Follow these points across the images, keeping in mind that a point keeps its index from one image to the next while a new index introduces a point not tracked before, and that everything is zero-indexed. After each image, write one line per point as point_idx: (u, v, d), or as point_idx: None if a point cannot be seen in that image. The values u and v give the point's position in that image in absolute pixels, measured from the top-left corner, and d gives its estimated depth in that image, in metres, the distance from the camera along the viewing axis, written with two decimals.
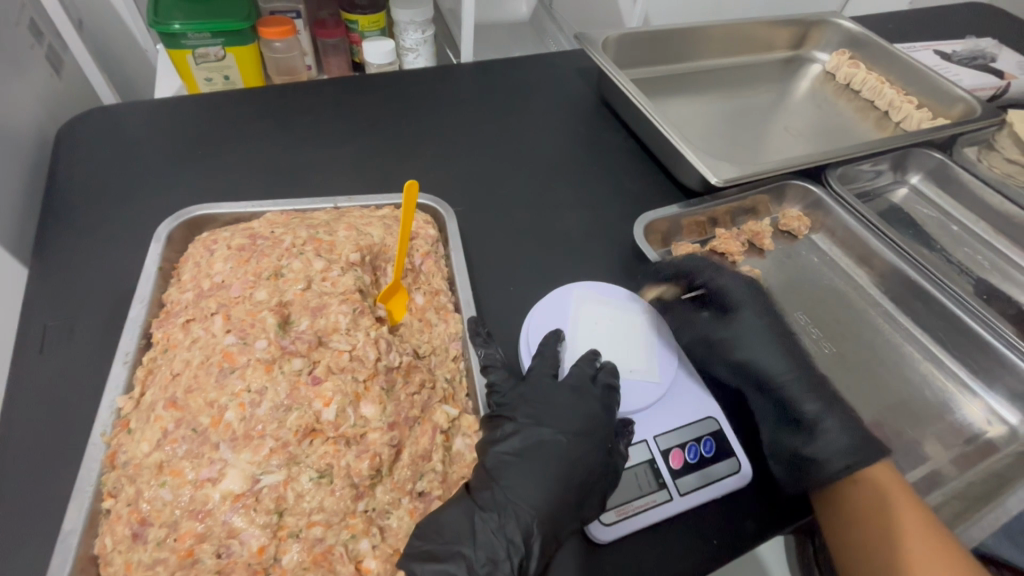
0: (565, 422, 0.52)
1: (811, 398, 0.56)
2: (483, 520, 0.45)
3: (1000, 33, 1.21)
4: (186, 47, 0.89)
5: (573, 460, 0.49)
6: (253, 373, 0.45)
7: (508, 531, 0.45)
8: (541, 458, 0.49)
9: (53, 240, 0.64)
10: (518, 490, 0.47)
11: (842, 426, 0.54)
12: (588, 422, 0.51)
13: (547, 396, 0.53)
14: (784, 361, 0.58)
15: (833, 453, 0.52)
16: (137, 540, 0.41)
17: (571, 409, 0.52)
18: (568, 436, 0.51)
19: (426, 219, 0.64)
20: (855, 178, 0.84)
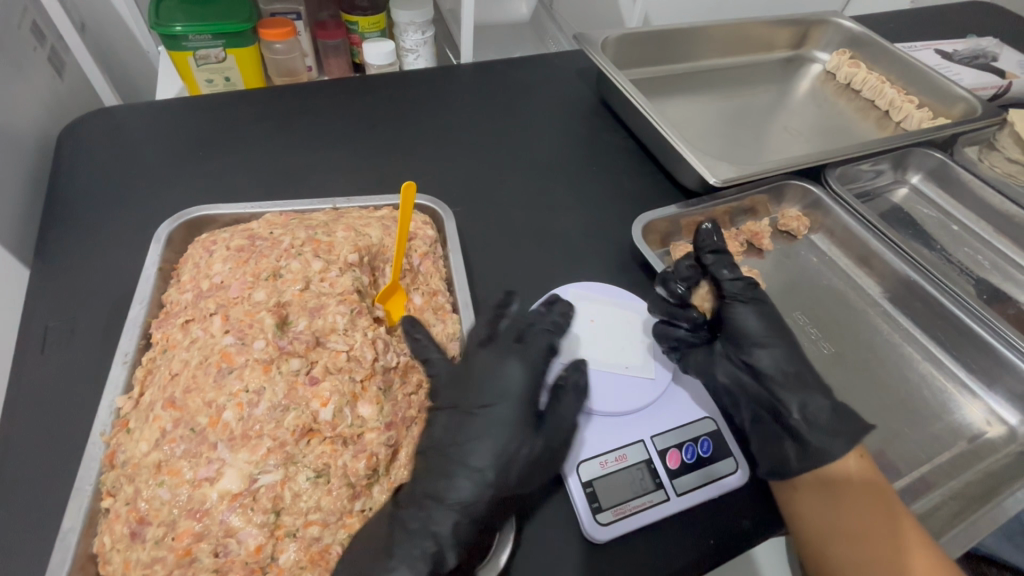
0: (482, 392, 0.49)
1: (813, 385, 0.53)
2: (403, 520, 0.45)
3: (1003, 32, 1.21)
4: (187, 49, 0.89)
5: (493, 440, 0.47)
6: (251, 373, 0.45)
7: (426, 527, 0.44)
8: (462, 437, 0.47)
9: (54, 242, 0.64)
10: (439, 481, 0.46)
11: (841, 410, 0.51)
12: (507, 392, 0.49)
13: (469, 367, 0.51)
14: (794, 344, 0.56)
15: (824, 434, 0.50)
16: (135, 539, 0.41)
17: (489, 377, 0.50)
18: (488, 406, 0.49)
19: (424, 219, 0.64)
20: (855, 178, 0.84)
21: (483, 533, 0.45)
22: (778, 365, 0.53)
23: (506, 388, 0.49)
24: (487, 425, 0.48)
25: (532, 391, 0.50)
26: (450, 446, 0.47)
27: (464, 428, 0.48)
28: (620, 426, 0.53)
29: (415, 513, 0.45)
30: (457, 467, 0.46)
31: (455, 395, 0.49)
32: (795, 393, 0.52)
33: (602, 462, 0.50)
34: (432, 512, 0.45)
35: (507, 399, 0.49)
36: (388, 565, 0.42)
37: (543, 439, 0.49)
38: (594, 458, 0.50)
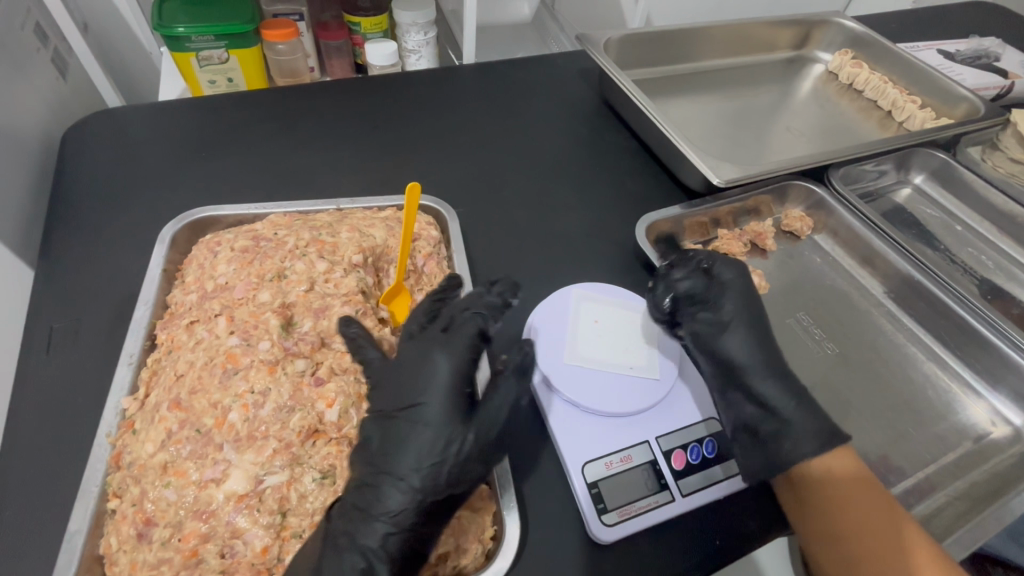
0: (408, 390, 0.46)
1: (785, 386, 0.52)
2: (333, 534, 0.42)
3: (1005, 32, 1.21)
4: (190, 50, 0.89)
5: (421, 442, 0.45)
6: (256, 374, 0.45)
7: (356, 538, 0.42)
8: (392, 441, 0.45)
9: (59, 243, 0.64)
10: (371, 492, 0.43)
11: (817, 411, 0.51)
12: (435, 389, 0.46)
13: (401, 364, 0.48)
14: (764, 344, 0.55)
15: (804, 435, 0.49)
16: (141, 540, 0.41)
17: (416, 374, 0.47)
18: (416, 406, 0.46)
19: (428, 220, 0.64)
20: (858, 178, 0.84)
21: (413, 547, 0.42)
22: (749, 367, 0.53)
23: (431, 386, 0.46)
24: (415, 429, 0.45)
25: (460, 386, 0.47)
26: (380, 452, 0.45)
27: (393, 432, 0.45)
28: (624, 426, 0.53)
29: (341, 526, 0.42)
30: (389, 475, 0.44)
31: (384, 394, 0.47)
32: (769, 395, 0.52)
33: (607, 463, 0.50)
34: (358, 526, 0.42)
35: (434, 397, 0.46)
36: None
37: (472, 439, 0.45)
38: (599, 459, 0.50)
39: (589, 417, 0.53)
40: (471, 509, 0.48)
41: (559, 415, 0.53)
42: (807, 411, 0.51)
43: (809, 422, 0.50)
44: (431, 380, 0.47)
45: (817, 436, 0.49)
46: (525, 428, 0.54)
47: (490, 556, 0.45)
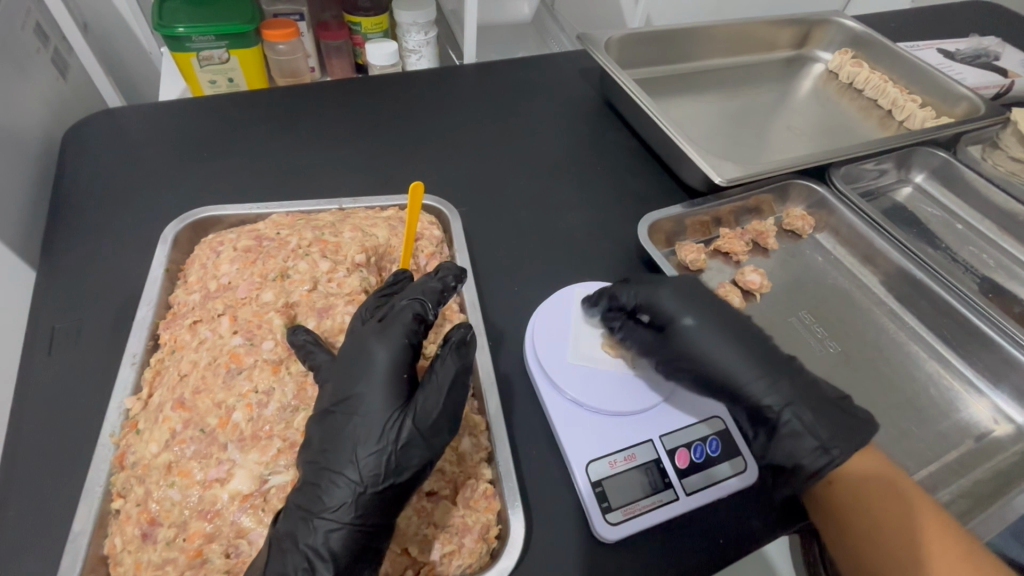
0: (344, 381, 0.44)
1: (771, 397, 0.51)
2: (278, 533, 0.40)
3: (1005, 31, 1.21)
4: (191, 50, 0.89)
5: (358, 433, 0.42)
6: (260, 374, 0.45)
7: (300, 540, 0.40)
8: (331, 434, 0.43)
9: (60, 243, 0.64)
10: (311, 488, 0.41)
11: (812, 416, 0.50)
12: (372, 379, 0.44)
13: (340, 357, 0.46)
14: (731, 360, 0.53)
15: (799, 453, 0.49)
16: (145, 540, 0.41)
17: (350, 367, 0.45)
18: (353, 398, 0.44)
19: (431, 219, 0.64)
20: (859, 177, 0.84)
21: (359, 543, 0.40)
22: (729, 389, 0.52)
23: (366, 376, 0.44)
24: (351, 420, 0.43)
25: (396, 374, 0.45)
26: (319, 445, 0.42)
27: (333, 425, 0.43)
28: (627, 425, 0.52)
29: (284, 523, 0.40)
30: (327, 470, 0.42)
31: (326, 387, 0.45)
32: (765, 409, 0.51)
33: (611, 462, 0.50)
34: (299, 526, 0.40)
35: (369, 386, 0.44)
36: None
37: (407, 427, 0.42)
38: (603, 458, 0.50)
39: (591, 413, 0.53)
40: (475, 508, 0.47)
41: (561, 414, 0.53)
42: (804, 420, 0.50)
43: (803, 439, 0.49)
44: (368, 370, 0.45)
45: (813, 451, 0.49)
46: (528, 427, 0.54)
47: (494, 555, 0.45)
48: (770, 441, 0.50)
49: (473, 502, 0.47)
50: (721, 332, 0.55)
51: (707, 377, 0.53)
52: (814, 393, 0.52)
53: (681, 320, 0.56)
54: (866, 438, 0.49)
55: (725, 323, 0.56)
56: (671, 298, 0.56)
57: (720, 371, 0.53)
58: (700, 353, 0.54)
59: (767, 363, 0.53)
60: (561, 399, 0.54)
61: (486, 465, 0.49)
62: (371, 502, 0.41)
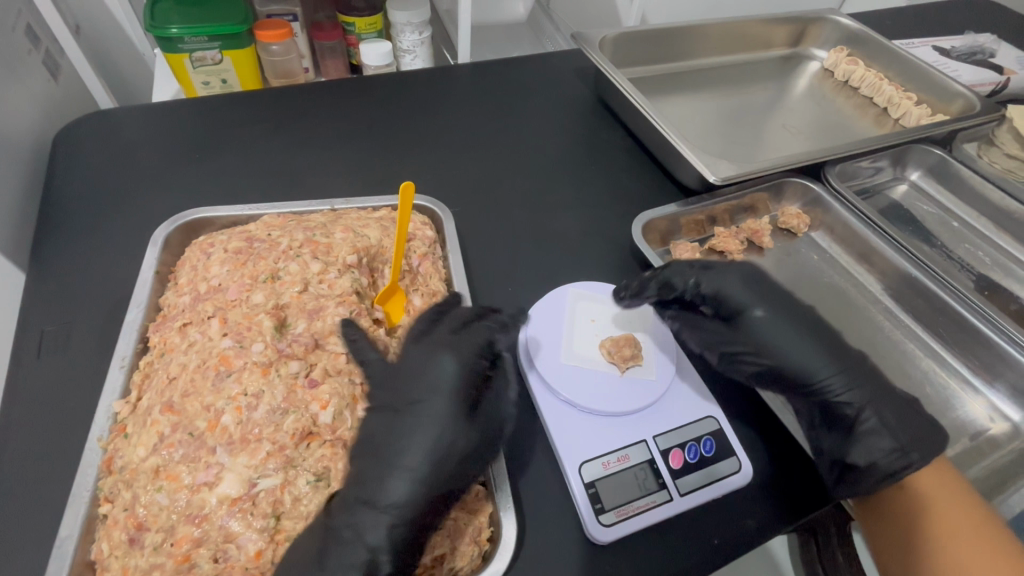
0: (418, 391, 0.48)
1: (851, 395, 0.53)
2: (338, 527, 0.43)
3: (1001, 28, 1.21)
4: (183, 51, 0.89)
5: (430, 440, 0.46)
6: (249, 376, 0.45)
7: (363, 534, 0.43)
8: (399, 439, 0.46)
9: (50, 246, 0.64)
10: (375, 485, 0.44)
11: (891, 417, 0.52)
12: (442, 392, 0.48)
13: (405, 368, 0.49)
14: (810, 353, 0.55)
15: (878, 452, 0.51)
16: (133, 545, 0.40)
17: (424, 379, 0.48)
18: (424, 409, 0.48)
19: (423, 220, 0.64)
20: (855, 175, 0.84)
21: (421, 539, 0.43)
22: (807, 384, 0.55)
23: (435, 389, 0.48)
24: (423, 427, 0.47)
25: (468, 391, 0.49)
26: (385, 446, 0.46)
27: (400, 431, 0.47)
28: (621, 426, 0.52)
29: (344, 518, 0.43)
30: (394, 471, 0.45)
31: (392, 396, 0.48)
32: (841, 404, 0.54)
33: (605, 463, 0.50)
34: (364, 519, 0.43)
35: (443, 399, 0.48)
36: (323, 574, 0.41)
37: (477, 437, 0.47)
38: (596, 459, 0.50)
39: (584, 414, 0.53)
40: (468, 511, 0.47)
41: (557, 416, 0.52)
42: (878, 419, 0.52)
43: (881, 437, 0.51)
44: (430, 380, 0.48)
45: (890, 452, 0.50)
46: (520, 428, 0.54)
47: (486, 558, 0.45)
48: (850, 437, 0.52)
49: (465, 505, 0.47)
50: (801, 325, 0.57)
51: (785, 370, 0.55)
52: (889, 395, 0.54)
53: (755, 313, 0.57)
54: (941, 443, 0.51)
55: (796, 317, 0.57)
56: (741, 289, 0.58)
57: (797, 367, 0.55)
58: (779, 342, 0.56)
59: (840, 356, 0.55)
60: (558, 401, 0.53)
61: None
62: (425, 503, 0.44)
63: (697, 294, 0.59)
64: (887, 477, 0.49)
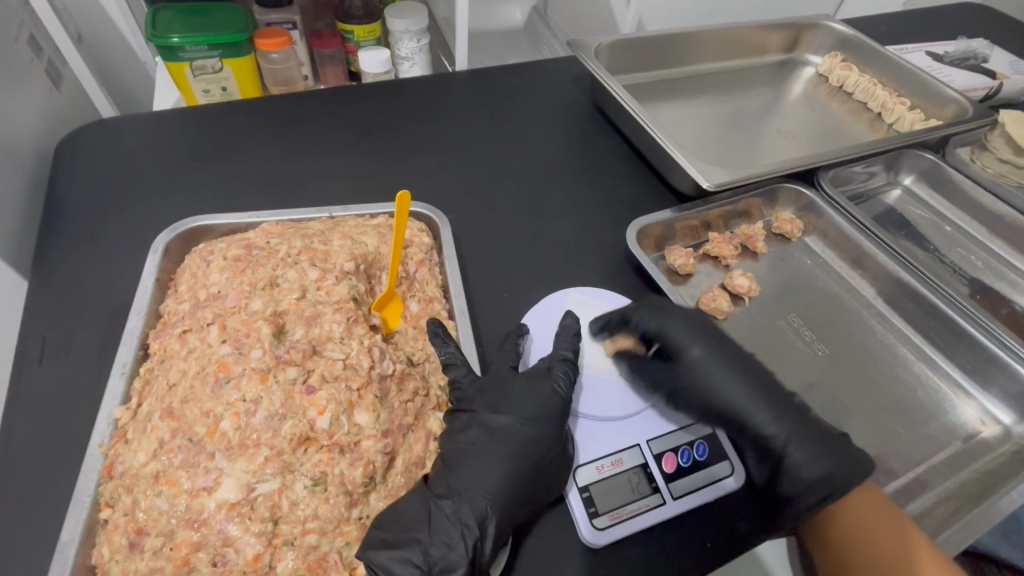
0: (519, 408, 0.52)
1: (776, 428, 0.53)
2: (442, 508, 0.46)
3: (994, 33, 1.22)
4: (184, 59, 0.90)
5: (525, 445, 0.49)
6: (247, 383, 0.45)
7: (462, 516, 0.46)
8: (496, 443, 0.50)
9: (52, 253, 0.65)
10: (474, 475, 0.48)
11: (818, 451, 0.51)
12: (544, 408, 0.51)
13: (504, 382, 0.54)
14: (733, 387, 0.55)
15: (802, 485, 0.50)
16: (133, 549, 0.41)
17: (525, 393, 0.53)
18: (524, 421, 0.51)
19: (420, 227, 0.64)
20: (849, 180, 0.85)
21: (513, 526, 0.47)
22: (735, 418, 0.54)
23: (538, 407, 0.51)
24: (526, 435, 0.50)
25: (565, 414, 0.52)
26: (483, 447, 0.49)
27: (500, 435, 0.50)
28: (617, 430, 0.53)
29: (451, 502, 0.46)
30: (493, 466, 0.49)
31: (492, 405, 0.51)
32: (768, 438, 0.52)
33: (599, 467, 0.51)
34: (468, 502, 0.46)
35: (545, 411, 0.51)
36: (428, 548, 0.44)
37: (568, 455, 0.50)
38: (591, 463, 0.51)
39: (595, 421, 0.54)
40: None
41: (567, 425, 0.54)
42: (806, 451, 0.51)
43: (807, 470, 0.50)
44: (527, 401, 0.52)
45: (815, 483, 0.50)
46: None
47: None
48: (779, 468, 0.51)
49: None
50: (721, 362, 0.57)
51: (713, 405, 0.55)
52: (809, 425, 0.54)
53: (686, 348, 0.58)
54: (865, 472, 0.49)
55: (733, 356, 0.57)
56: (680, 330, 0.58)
57: (723, 401, 0.54)
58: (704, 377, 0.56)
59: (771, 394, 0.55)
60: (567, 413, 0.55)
61: None
62: (519, 494, 0.48)
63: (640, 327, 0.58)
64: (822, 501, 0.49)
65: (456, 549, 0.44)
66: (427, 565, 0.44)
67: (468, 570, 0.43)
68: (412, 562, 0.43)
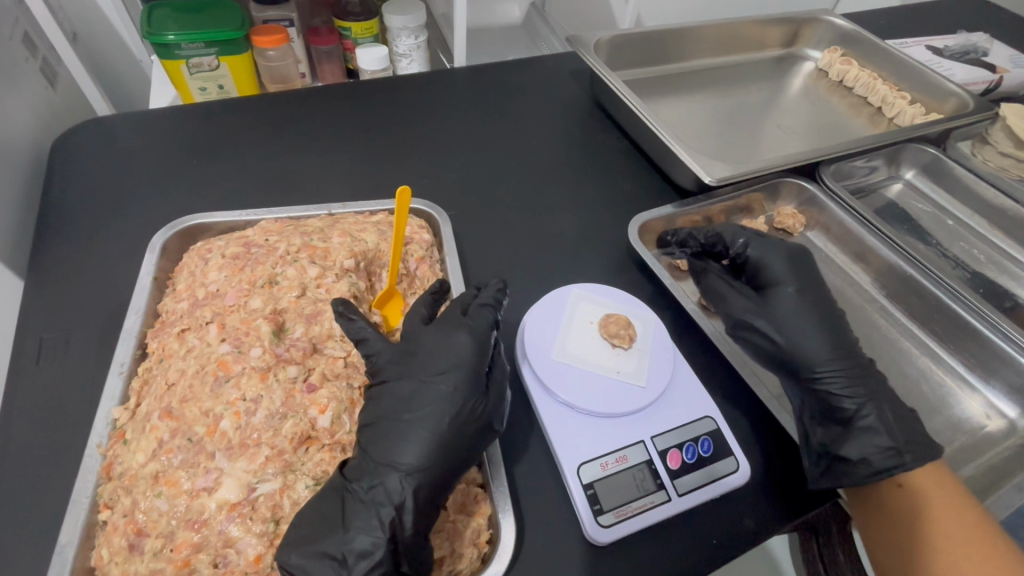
0: (430, 364, 0.48)
1: (853, 392, 0.55)
2: (355, 492, 0.43)
3: (995, 28, 1.22)
4: (180, 57, 0.89)
5: (447, 403, 0.46)
6: (248, 381, 0.45)
7: (376, 497, 0.42)
8: (409, 407, 0.46)
9: (47, 253, 0.64)
10: (385, 449, 0.44)
11: (892, 419, 0.53)
12: (455, 359, 0.48)
13: (415, 343, 0.50)
14: (820, 344, 0.57)
15: (871, 448, 0.51)
16: (133, 551, 0.41)
17: (439, 347, 0.49)
18: (438, 376, 0.47)
19: (420, 224, 0.64)
20: (850, 174, 0.84)
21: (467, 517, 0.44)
22: (814, 372, 0.56)
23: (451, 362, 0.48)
24: (436, 390, 0.47)
25: (482, 358, 0.49)
26: (398, 416, 0.46)
27: (412, 399, 0.47)
28: (620, 426, 0.52)
29: (365, 481, 0.43)
30: (406, 436, 0.45)
31: (403, 371, 0.48)
32: (839, 401, 0.55)
33: (603, 464, 0.50)
34: (388, 481, 0.43)
35: None
36: (345, 538, 0.41)
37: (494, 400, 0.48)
38: (595, 460, 0.50)
39: (585, 416, 0.53)
40: (465, 513, 0.48)
41: (555, 417, 0.53)
42: (878, 418, 0.53)
43: (877, 435, 0.52)
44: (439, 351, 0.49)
45: (885, 450, 0.51)
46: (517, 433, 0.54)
47: (486, 560, 0.46)
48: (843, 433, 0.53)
49: (462, 507, 0.48)
50: (810, 312, 0.60)
51: (785, 352, 0.58)
52: (892, 396, 0.55)
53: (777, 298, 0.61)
54: (934, 453, 0.50)
55: (830, 312, 0.60)
56: (780, 272, 0.63)
57: (801, 352, 0.57)
58: (792, 328, 0.59)
59: (855, 356, 0.57)
60: (557, 404, 0.54)
61: (478, 470, 0.50)
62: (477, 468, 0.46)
63: (743, 255, 0.66)
64: (875, 474, 0.50)
65: (372, 535, 0.41)
66: (343, 556, 0.41)
67: (389, 554, 0.40)
68: (328, 554, 0.40)
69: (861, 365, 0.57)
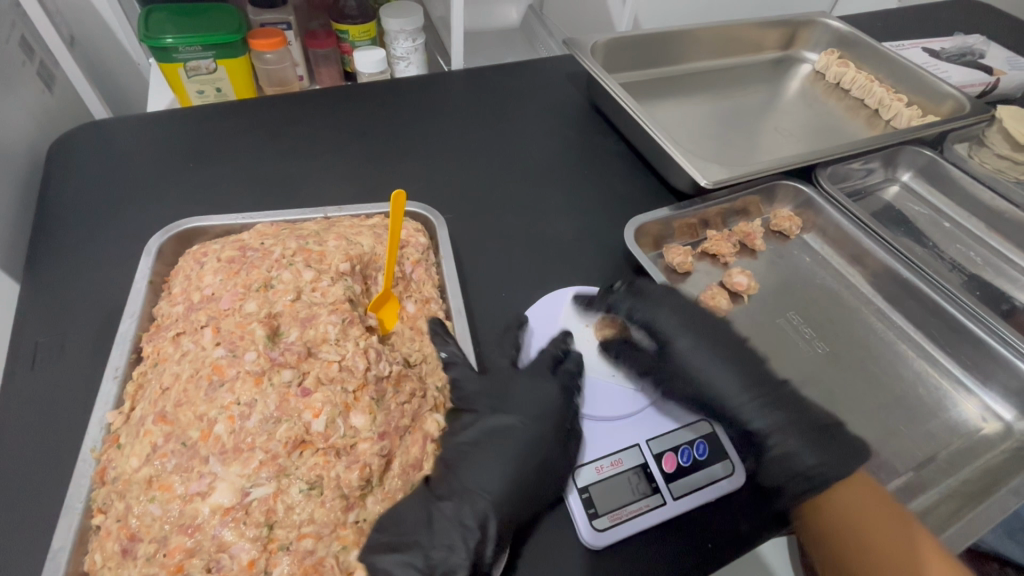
0: (523, 406, 0.55)
1: (769, 419, 0.56)
2: (443, 512, 0.47)
3: (991, 29, 1.22)
4: (178, 60, 0.89)
5: (524, 441, 0.52)
6: (242, 385, 0.45)
7: (462, 519, 0.47)
8: (499, 442, 0.52)
9: (43, 256, 0.64)
10: (474, 475, 0.50)
11: (808, 436, 0.55)
12: (544, 408, 0.53)
13: (507, 384, 0.56)
14: (728, 383, 0.58)
15: (798, 470, 0.52)
16: (126, 556, 0.41)
17: (528, 394, 0.55)
18: (528, 418, 0.53)
19: (417, 227, 0.64)
20: (846, 177, 0.84)
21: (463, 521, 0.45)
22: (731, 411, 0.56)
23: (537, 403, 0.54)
24: (519, 428, 0.53)
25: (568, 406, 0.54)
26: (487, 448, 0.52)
27: (501, 434, 0.53)
28: (617, 430, 0.53)
29: (451, 504, 0.48)
30: (493, 464, 0.51)
31: (497, 406, 0.54)
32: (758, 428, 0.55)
33: (599, 467, 0.50)
34: (473, 504, 0.48)
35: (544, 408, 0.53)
36: (429, 551, 0.46)
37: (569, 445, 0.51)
38: (590, 464, 0.50)
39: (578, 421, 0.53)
40: None
41: (550, 420, 0.53)
42: (799, 439, 0.54)
43: (800, 456, 0.53)
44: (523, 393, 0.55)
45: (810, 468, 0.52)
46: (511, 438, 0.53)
47: None
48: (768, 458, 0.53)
49: None
50: (713, 346, 0.61)
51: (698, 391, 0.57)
52: (803, 412, 0.57)
53: (675, 336, 0.61)
54: (858, 456, 0.53)
55: (736, 343, 0.62)
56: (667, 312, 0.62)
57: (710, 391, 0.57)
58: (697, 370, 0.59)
59: (761, 381, 0.59)
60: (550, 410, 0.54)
61: None
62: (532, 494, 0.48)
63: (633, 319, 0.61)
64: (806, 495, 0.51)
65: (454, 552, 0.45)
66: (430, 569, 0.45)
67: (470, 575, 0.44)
68: (413, 567, 0.44)
69: (772, 391, 0.58)
